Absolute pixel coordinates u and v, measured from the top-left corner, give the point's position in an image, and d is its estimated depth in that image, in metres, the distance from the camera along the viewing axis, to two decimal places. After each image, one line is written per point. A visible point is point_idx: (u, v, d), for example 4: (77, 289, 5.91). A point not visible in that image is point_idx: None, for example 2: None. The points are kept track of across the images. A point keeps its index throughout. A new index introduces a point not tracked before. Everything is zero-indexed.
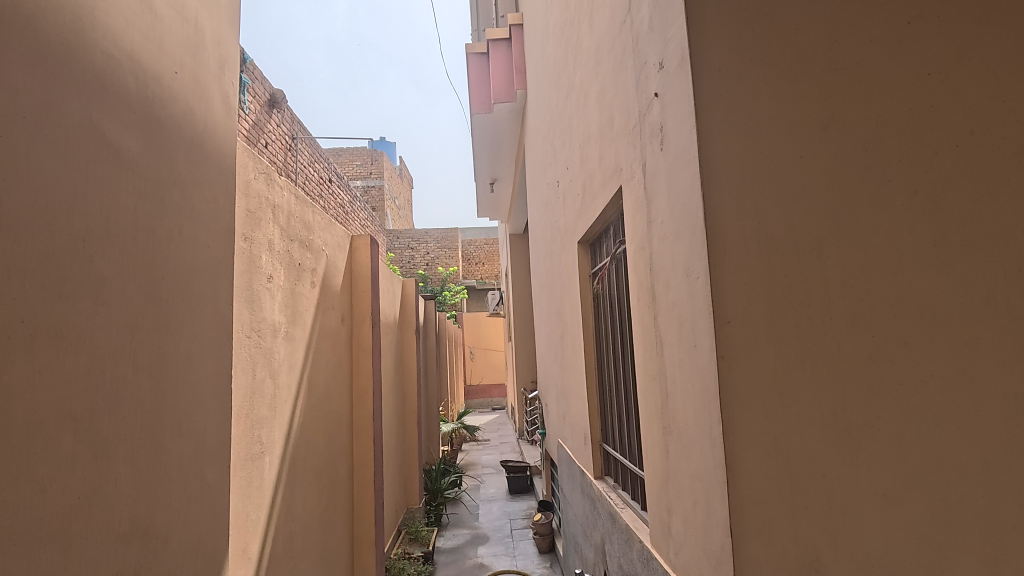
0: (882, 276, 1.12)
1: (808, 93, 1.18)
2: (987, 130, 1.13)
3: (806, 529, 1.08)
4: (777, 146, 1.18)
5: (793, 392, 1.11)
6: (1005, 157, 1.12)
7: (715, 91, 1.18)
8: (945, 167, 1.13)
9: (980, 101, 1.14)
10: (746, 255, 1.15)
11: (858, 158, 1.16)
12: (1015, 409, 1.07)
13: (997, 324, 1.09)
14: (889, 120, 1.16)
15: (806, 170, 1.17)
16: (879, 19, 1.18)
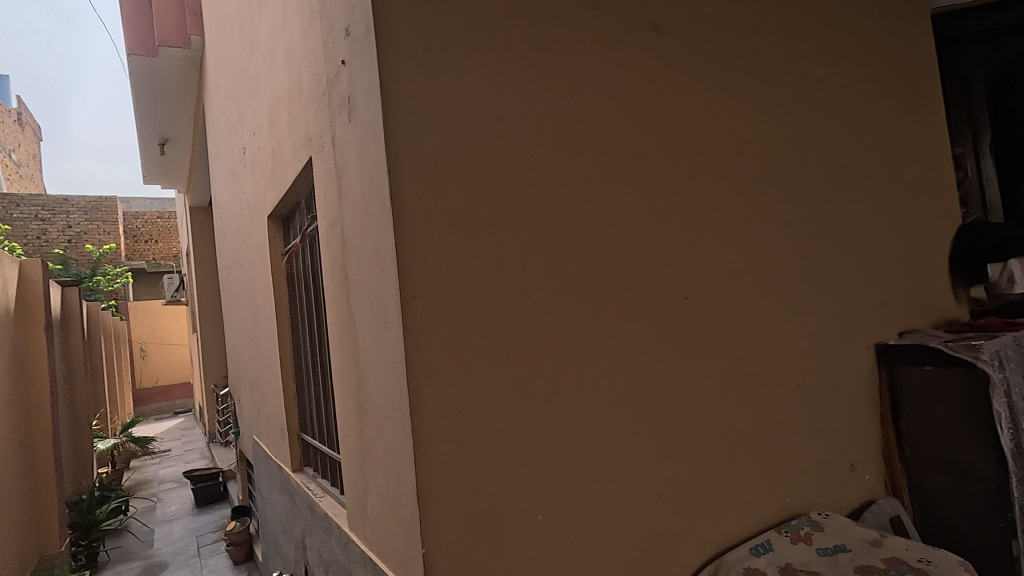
0: (540, 252, 1.33)
1: (485, 85, 1.28)
2: (604, 140, 1.46)
3: (483, 480, 1.20)
4: (461, 131, 1.25)
5: (473, 360, 1.22)
6: (613, 163, 1.47)
7: (404, 69, 1.19)
8: (580, 167, 1.41)
9: (606, 117, 1.47)
10: (431, 233, 1.20)
11: (523, 152, 1.33)
12: (619, 355, 1.43)
13: (610, 290, 1.43)
14: (545, 119, 1.37)
15: (484, 156, 1.27)
16: (538, 33, 1.37)
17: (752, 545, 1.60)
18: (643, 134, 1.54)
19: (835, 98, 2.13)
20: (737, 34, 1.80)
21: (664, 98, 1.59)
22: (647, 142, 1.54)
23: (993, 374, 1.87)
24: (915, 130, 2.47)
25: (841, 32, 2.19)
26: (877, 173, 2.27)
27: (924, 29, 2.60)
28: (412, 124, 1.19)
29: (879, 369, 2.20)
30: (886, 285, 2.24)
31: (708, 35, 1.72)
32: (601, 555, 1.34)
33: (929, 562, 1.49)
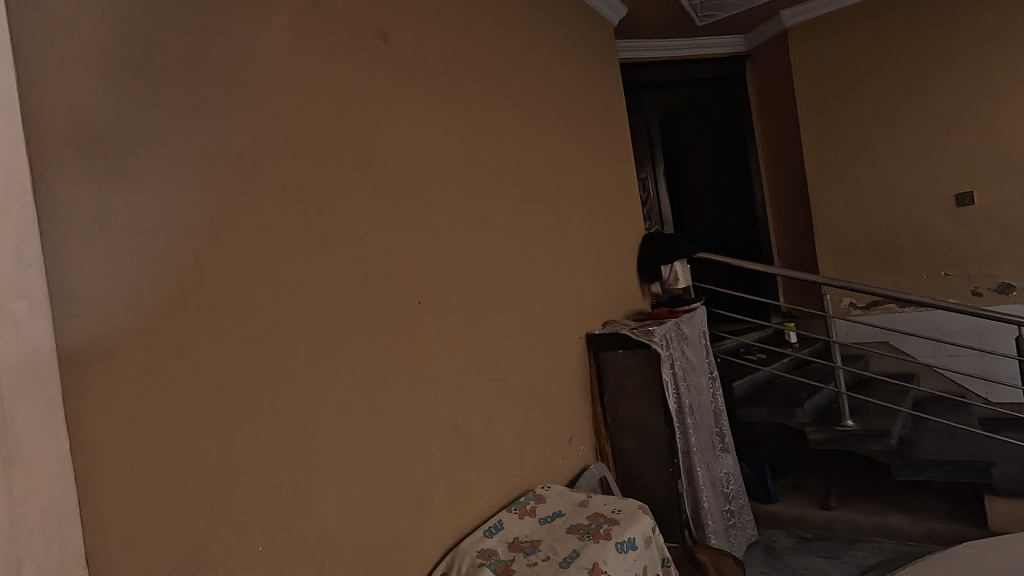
0: (252, 259, 1.23)
1: (174, 69, 1.13)
2: (323, 146, 1.43)
3: (184, 521, 1.05)
4: (141, 117, 1.07)
5: (166, 385, 1.05)
6: (335, 169, 1.45)
7: (51, 32, 0.96)
8: (297, 171, 1.35)
9: (326, 121, 1.45)
10: (99, 237, 0.99)
11: (227, 150, 1.20)
12: (348, 363, 1.42)
13: (336, 297, 1.41)
14: (252, 113, 1.26)
15: (175, 150, 1.11)
16: (241, 25, 1.27)
17: (486, 528, 1.74)
18: (369, 141, 1.56)
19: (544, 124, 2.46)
20: (454, 56, 1.96)
21: (387, 109, 1.64)
22: (372, 149, 1.57)
23: (662, 353, 2.39)
24: (605, 157, 3.02)
25: (546, 68, 2.55)
26: (578, 189, 2.70)
27: (608, 76, 3.22)
28: (65, 101, 0.96)
29: (588, 355, 2.62)
30: (589, 284, 2.68)
31: (430, 55, 1.83)
32: (334, 572, 1.30)
33: (619, 510, 1.81)
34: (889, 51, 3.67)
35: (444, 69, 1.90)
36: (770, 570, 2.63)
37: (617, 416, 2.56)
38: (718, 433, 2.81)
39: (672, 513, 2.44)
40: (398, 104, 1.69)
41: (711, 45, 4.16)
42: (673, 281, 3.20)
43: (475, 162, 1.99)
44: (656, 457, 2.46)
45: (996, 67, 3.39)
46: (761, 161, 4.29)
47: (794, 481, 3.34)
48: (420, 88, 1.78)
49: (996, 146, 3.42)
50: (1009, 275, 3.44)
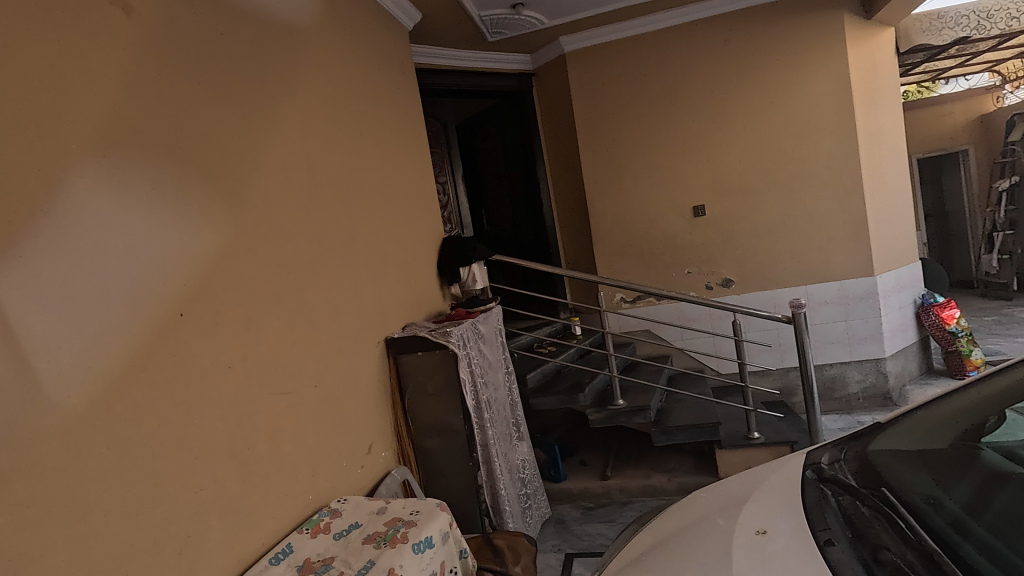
0: None
1: None
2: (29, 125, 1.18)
3: None
4: None
5: None
6: (50, 154, 1.21)
7: None
8: None
9: (41, 100, 1.21)
10: None
11: None
12: (81, 388, 1.19)
13: (61, 311, 1.18)
14: None
15: None
16: None
17: (273, 554, 1.62)
18: (101, 126, 1.33)
19: (328, 125, 2.39)
20: (218, 42, 1.79)
21: (127, 89, 1.42)
22: (106, 136, 1.34)
23: (458, 351, 2.48)
24: (399, 161, 3.04)
25: (330, 67, 2.48)
26: (371, 193, 2.67)
27: (401, 81, 3.24)
28: None
29: (388, 359, 2.59)
30: (386, 288, 2.66)
31: (181, 35, 1.64)
32: None
33: (417, 512, 1.83)
34: (643, 82, 4.32)
35: (205, 55, 1.72)
36: (561, 542, 2.91)
37: (418, 418, 2.59)
38: (514, 424, 3.02)
39: (472, 505, 2.55)
40: (144, 88, 1.48)
41: (502, 61, 4.45)
42: (470, 282, 3.35)
43: (249, 160, 1.84)
44: (456, 454, 2.54)
45: (715, 106, 4.24)
46: (547, 172, 4.74)
47: (580, 458, 3.75)
48: (174, 73, 1.58)
49: (717, 169, 4.28)
50: (728, 271, 4.33)
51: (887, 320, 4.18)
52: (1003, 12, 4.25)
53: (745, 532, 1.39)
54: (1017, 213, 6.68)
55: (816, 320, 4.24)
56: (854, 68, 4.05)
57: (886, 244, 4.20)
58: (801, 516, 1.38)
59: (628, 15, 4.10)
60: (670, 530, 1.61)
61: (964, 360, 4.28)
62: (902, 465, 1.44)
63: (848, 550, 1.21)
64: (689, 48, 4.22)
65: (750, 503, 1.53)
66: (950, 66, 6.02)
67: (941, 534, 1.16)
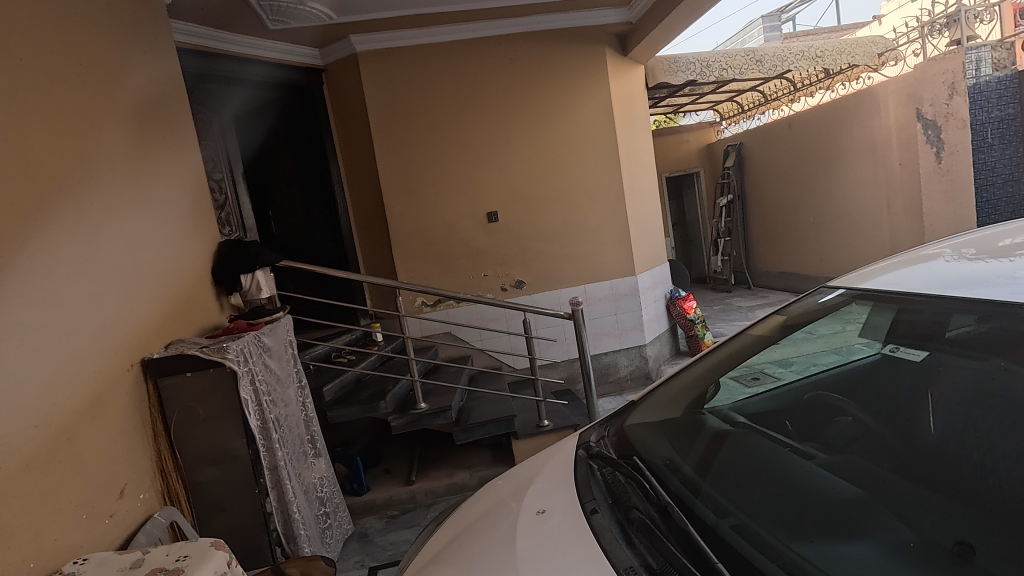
0: None
1: None
2: None
3: None
4: None
5: None
6: None
7: None
8: None
9: None
10: None
11: None
12: None
13: None
14: None
15: None
16: None
17: None
18: None
19: (47, 105, 1.96)
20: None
21: None
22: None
23: (238, 368, 2.23)
24: (155, 154, 2.62)
25: (50, 34, 2.03)
26: (113, 190, 2.27)
27: (157, 60, 2.80)
28: None
29: (146, 384, 2.22)
30: (139, 302, 2.27)
31: None
32: None
33: (185, 556, 1.60)
34: (436, 90, 4.41)
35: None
36: (365, 556, 2.81)
37: (189, 448, 2.26)
38: (309, 440, 2.82)
39: (260, 536, 2.32)
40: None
41: (286, 51, 4.15)
42: (255, 291, 2.99)
43: None
44: (239, 482, 2.29)
45: (503, 119, 4.53)
46: (341, 174, 4.56)
47: (384, 467, 3.67)
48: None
49: (507, 178, 4.58)
50: (520, 274, 4.66)
51: (646, 312, 4.93)
52: (718, 64, 5.24)
53: (528, 514, 1.51)
54: (732, 224, 8.46)
55: (593, 315, 4.80)
56: (615, 97, 4.69)
57: (644, 248, 4.95)
58: (572, 492, 1.55)
59: (418, 23, 4.15)
60: (463, 523, 1.67)
61: (700, 342, 5.24)
62: (650, 435, 1.71)
63: (608, 515, 1.40)
64: (477, 61, 4.44)
65: (533, 486, 1.67)
66: (684, 103, 7.34)
67: (678, 492, 1.40)
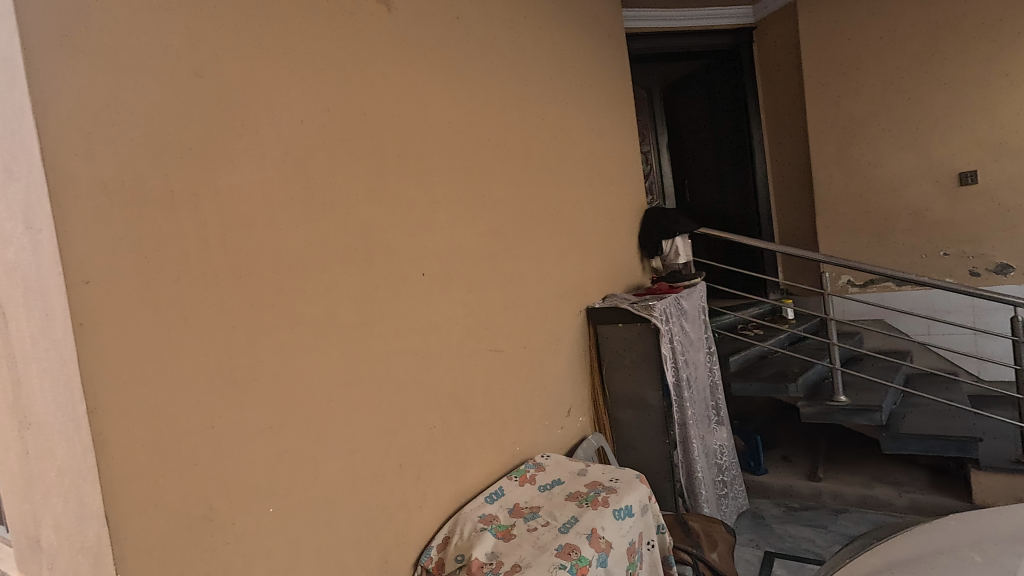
0: (274, 233, 1.26)
1: (193, 37, 1.13)
2: (329, 125, 1.41)
3: (194, 486, 1.08)
4: (180, 91, 1.10)
5: (165, 358, 1.05)
6: (348, 136, 1.46)
7: (55, 20, 0.93)
8: (313, 148, 1.36)
9: (350, 102, 1.48)
10: (111, 222, 0.99)
11: (242, 132, 1.21)
12: (359, 353, 1.45)
13: (353, 266, 1.45)
14: (275, 88, 1.28)
15: (224, 135, 1.17)
16: (280, 19, 1.31)
17: (487, 494, 1.81)
18: (380, 119, 1.57)
19: (546, 99, 2.46)
20: (450, 21, 1.90)
21: (397, 85, 1.64)
22: (369, 117, 1.53)
23: (661, 327, 2.42)
24: (606, 133, 3.01)
25: (549, 40, 2.53)
26: (579, 165, 2.71)
27: (612, 48, 3.17)
28: (86, 76, 0.97)
29: (587, 327, 2.65)
30: (588, 258, 2.70)
31: (434, 28, 1.82)
32: (350, 522, 1.39)
33: (616, 480, 1.86)
34: (896, 23, 3.65)
35: (444, 36, 1.86)
36: (758, 538, 2.71)
37: (616, 388, 2.60)
38: (714, 407, 2.86)
39: (665, 482, 2.50)
40: (396, 74, 1.65)
41: (715, 16, 4.11)
42: (673, 257, 3.21)
43: (482, 141, 2.00)
44: (653, 428, 2.51)
45: (998, 47, 3.38)
46: (764, 137, 4.29)
47: (782, 453, 3.43)
48: (418, 56, 1.74)
49: (996, 128, 3.43)
50: (1005, 255, 3.46)
51: None
52: None
53: None
54: None
55: None
56: None
57: None
58: None
59: None
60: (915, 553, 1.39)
61: None
62: None
63: None
64: None
65: None
66: None
67: None
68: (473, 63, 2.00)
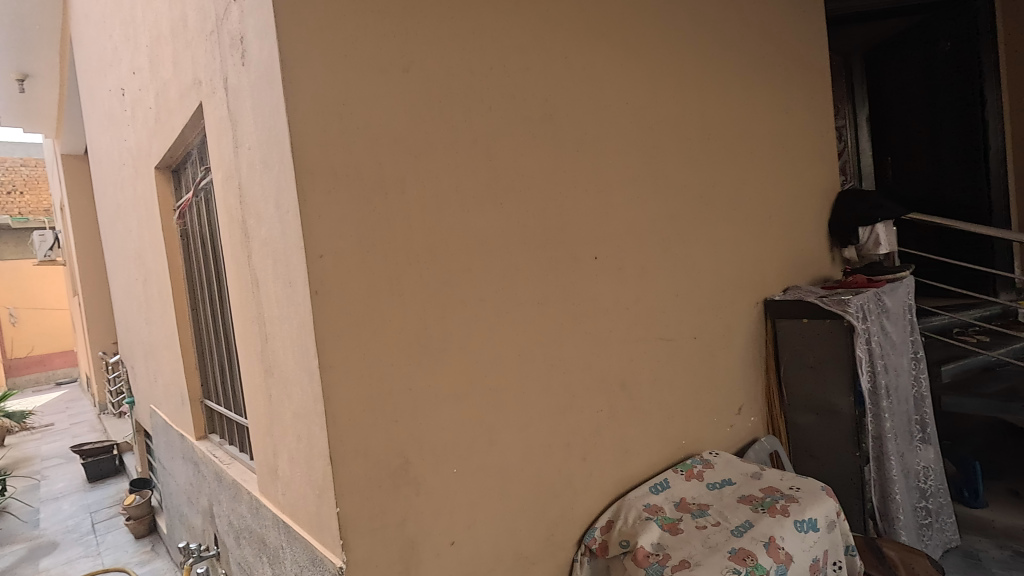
0: (464, 215, 1.35)
1: (405, 35, 1.24)
2: (514, 111, 1.46)
3: (395, 439, 1.21)
4: (393, 86, 1.22)
5: (376, 325, 1.19)
6: (531, 121, 1.51)
7: (303, 31, 1.09)
8: (500, 134, 1.43)
9: (534, 87, 1.52)
10: (340, 204, 1.14)
11: (442, 120, 1.31)
12: (535, 331, 1.51)
13: (531, 248, 1.50)
14: (469, 78, 1.36)
15: (427, 124, 1.28)
16: (476, 12, 1.39)
17: (651, 484, 1.77)
18: (560, 103, 1.59)
19: (730, 73, 2.28)
20: None
21: (578, 68, 1.64)
22: (551, 102, 1.56)
23: (857, 325, 2.12)
24: (797, 107, 2.71)
25: (737, 8, 2.34)
26: (764, 143, 2.47)
27: (808, 11, 2.83)
28: (324, 77, 1.12)
29: (764, 321, 2.43)
30: (769, 246, 2.47)
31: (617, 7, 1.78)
32: (521, 492, 1.46)
33: (798, 488, 1.69)
34: None
35: (627, 14, 1.82)
36: None
37: (795, 389, 2.35)
38: (919, 423, 2.45)
39: (853, 500, 2.21)
40: (577, 57, 1.64)
41: None
42: (872, 245, 2.85)
43: (660, 121, 1.92)
44: (840, 438, 2.23)
45: None
46: (1004, 103, 3.53)
47: (1009, 487, 2.84)
48: (600, 37, 1.72)
49: None
50: None
51: None
52: None
53: None
54: None
55: None
56: None
57: None
58: None
59: None
60: None
61: None
62: None
63: None
64: None
65: None
66: None
67: None
68: (655, 40, 1.92)
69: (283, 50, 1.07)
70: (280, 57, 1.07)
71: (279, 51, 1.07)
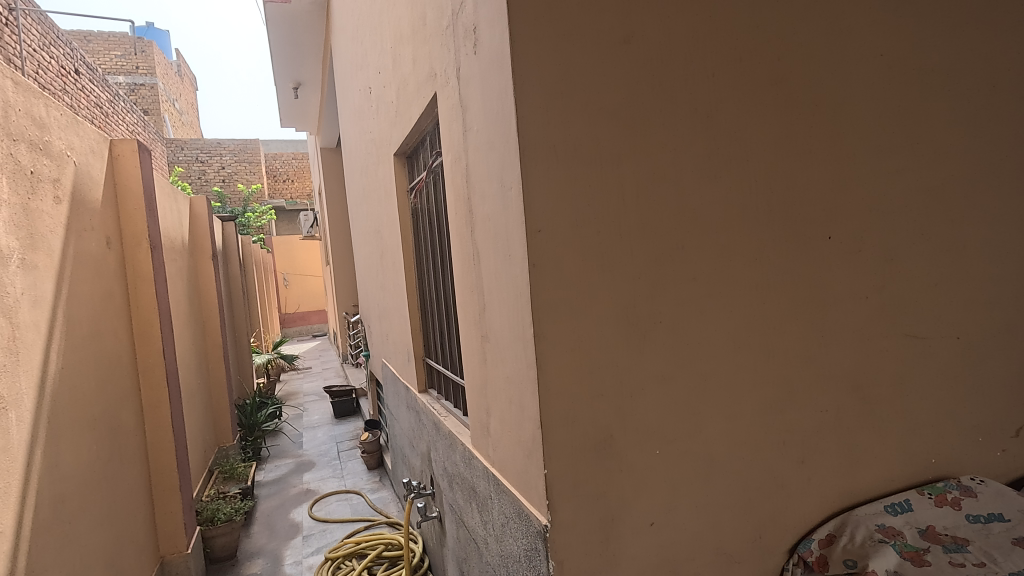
0: (678, 191, 1.29)
1: (626, 6, 1.21)
2: (740, 76, 1.34)
3: (600, 413, 1.23)
4: (611, 60, 1.21)
5: (586, 299, 1.21)
6: (759, 85, 1.36)
7: (531, 14, 1.13)
8: (723, 102, 1.32)
9: (765, 47, 1.36)
10: (558, 181, 1.17)
11: (659, 92, 1.25)
12: (751, 317, 1.39)
13: (752, 226, 1.37)
14: (691, 44, 1.28)
15: (644, 96, 1.24)
16: None
17: (887, 503, 1.53)
18: (796, 62, 1.40)
19: None
20: None
21: (820, 19, 1.43)
22: (784, 61, 1.39)
23: None
24: None
25: None
26: None
27: None
28: (548, 58, 1.15)
29: None
30: None
31: None
32: (728, 484, 1.38)
33: None
34: None
35: None
36: None
37: None
38: None
39: None
40: (820, 5, 1.42)
41: None
42: None
43: (927, 73, 1.58)
44: None
45: None
46: None
47: None
48: None
49: None
50: None
51: None
52: None
53: None
54: None
55: None
56: None
57: None
58: None
59: None
60: None
61: None
62: None
63: None
64: None
65: None
66: None
67: None
68: None
69: (512, 35, 1.12)
70: (510, 40, 1.12)
71: (509, 36, 1.12)
